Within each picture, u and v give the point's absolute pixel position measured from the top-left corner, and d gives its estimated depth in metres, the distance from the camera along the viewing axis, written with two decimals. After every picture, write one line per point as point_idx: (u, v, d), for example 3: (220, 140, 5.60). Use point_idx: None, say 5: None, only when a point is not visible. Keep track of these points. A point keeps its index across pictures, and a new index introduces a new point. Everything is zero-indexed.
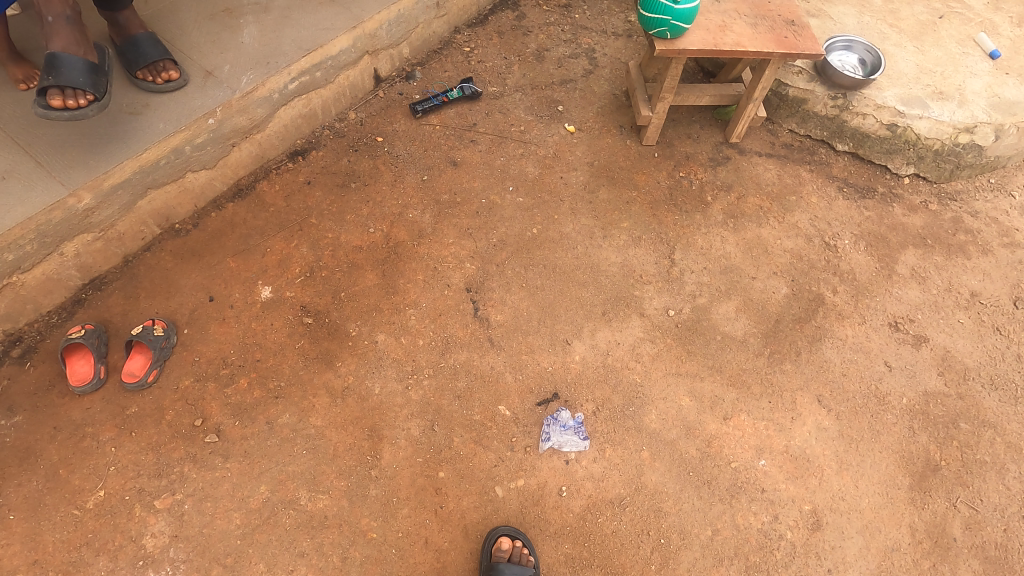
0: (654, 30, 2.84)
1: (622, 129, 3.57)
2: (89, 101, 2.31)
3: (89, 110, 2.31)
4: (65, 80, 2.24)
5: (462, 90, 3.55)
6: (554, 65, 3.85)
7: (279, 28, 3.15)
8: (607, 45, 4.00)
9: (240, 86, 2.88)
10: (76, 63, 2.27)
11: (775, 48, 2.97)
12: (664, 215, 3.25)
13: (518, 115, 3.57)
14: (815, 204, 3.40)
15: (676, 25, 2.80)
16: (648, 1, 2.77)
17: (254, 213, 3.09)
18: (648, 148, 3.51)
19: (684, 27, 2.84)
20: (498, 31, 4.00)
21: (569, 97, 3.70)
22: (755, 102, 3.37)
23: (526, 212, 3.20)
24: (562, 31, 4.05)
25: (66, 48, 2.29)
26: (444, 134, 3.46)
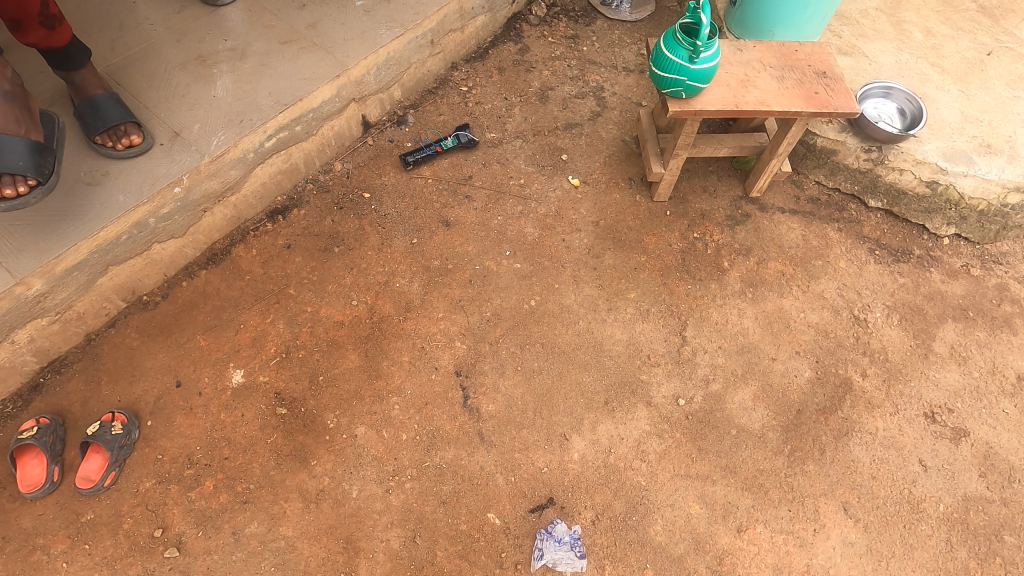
0: (668, 90, 2.54)
1: (632, 182, 3.27)
2: (31, 187, 2.08)
3: (31, 197, 2.08)
4: (3, 166, 1.97)
5: (457, 139, 3.28)
6: (558, 106, 3.54)
7: (255, 78, 2.88)
8: (617, 82, 3.68)
9: (210, 149, 2.63)
10: (16, 145, 2.01)
11: (804, 107, 2.65)
12: (676, 284, 2.97)
13: (518, 166, 3.29)
14: (843, 269, 3.09)
15: (693, 86, 2.50)
16: (662, 59, 2.48)
17: (229, 282, 2.85)
18: (660, 204, 3.21)
19: (701, 87, 2.53)
20: (498, 67, 3.69)
21: (574, 144, 3.40)
22: (779, 157, 3.04)
23: (524, 280, 2.93)
24: (568, 66, 3.73)
25: (5, 128, 2.04)
26: (437, 188, 3.19)
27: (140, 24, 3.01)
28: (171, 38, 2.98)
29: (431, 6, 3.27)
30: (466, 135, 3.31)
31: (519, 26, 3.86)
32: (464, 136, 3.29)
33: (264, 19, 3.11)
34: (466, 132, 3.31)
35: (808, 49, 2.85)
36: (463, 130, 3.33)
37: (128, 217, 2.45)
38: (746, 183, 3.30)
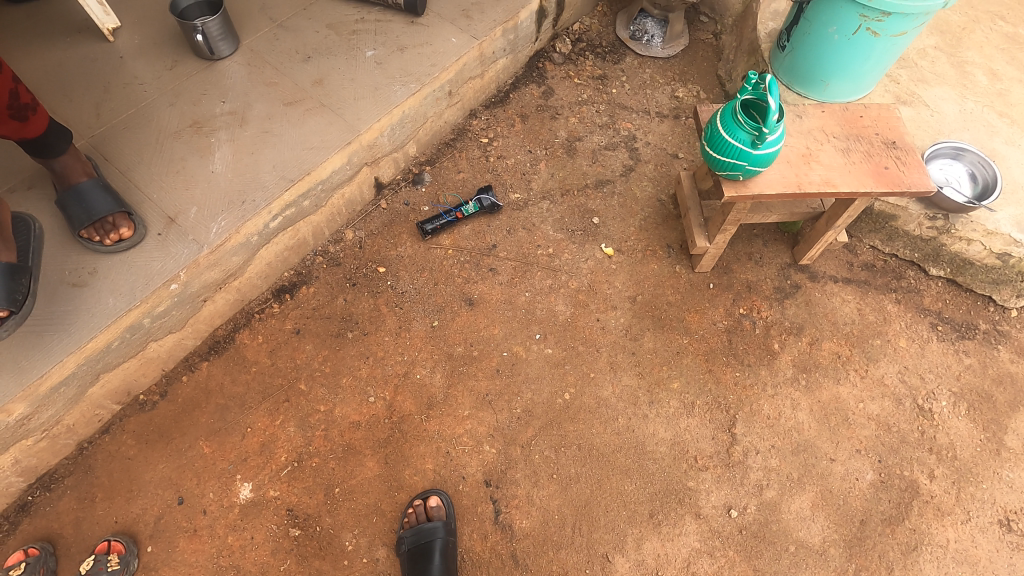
0: (723, 172, 2.22)
1: (671, 249, 2.99)
2: None
3: None
4: None
5: (478, 203, 2.99)
6: (587, 159, 3.24)
7: (257, 148, 2.59)
8: (650, 130, 3.37)
9: (209, 238, 2.35)
10: None
11: (874, 186, 2.34)
12: (723, 371, 2.71)
13: (546, 232, 3.00)
14: (903, 350, 2.83)
15: (753, 170, 2.16)
16: (717, 141, 2.16)
17: (233, 375, 2.59)
18: (702, 276, 2.93)
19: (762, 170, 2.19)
20: (520, 114, 3.38)
21: (607, 204, 3.10)
22: (837, 229, 2.75)
23: (557, 368, 2.67)
24: (597, 112, 3.42)
25: None
26: (458, 260, 2.91)
27: (128, 84, 2.70)
28: (163, 100, 2.67)
29: (449, 55, 2.96)
30: (489, 198, 3.01)
31: (542, 65, 3.54)
32: (487, 199, 3.00)
33: (265, 75, 2.80)
34: (488, 194, 3.02)
35: (874, 114, 2.53)
36: (485, 192, 3.03)
37: (120, 323, 2.18)
38: (796, 249, 3.02)
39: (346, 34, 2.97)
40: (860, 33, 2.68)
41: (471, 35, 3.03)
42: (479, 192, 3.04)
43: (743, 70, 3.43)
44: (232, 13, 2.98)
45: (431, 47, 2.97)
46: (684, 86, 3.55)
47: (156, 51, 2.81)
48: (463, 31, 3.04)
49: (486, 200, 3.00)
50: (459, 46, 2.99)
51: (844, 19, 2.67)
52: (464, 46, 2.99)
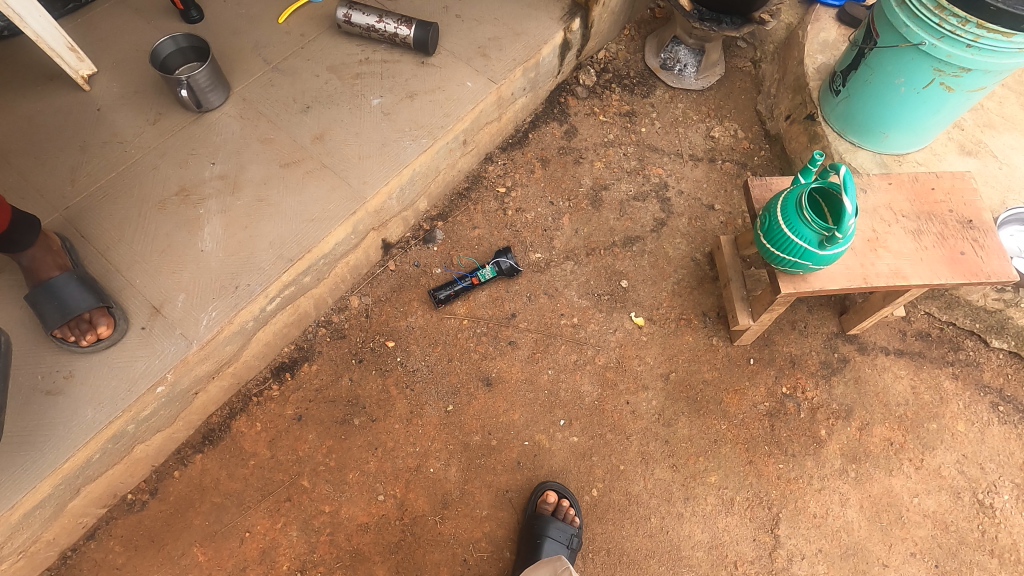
0: (782, 267, 1.96)
1: (707, 318, 2.73)
2: None
3: None
4: None
5: (497, 268, 2.71)
6: (614, 212, 2.95)
7: (252, 220, 2.32)
8: (682, 176, 3.07)
9: (199, 333, 2.10)
10: None
11: (950, 278, 2.06)
12: (764, 462, 2.47)
13: (570, 298, 2.74)
14: (962, 435, 2.58)
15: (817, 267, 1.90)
16: (775, 235, 1.89)
17: (229, 469, 2.37)
18: (741, 349, 2.68)
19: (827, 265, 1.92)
20: (541, 157, 3.07)
21: (636, 265, 2.83)
22: (896, 306, 2.48)
23: (583, 460, 2.45)
24: (624, 155, 3.11)
25: None
26: (474, 331, 2.65)
27: (107, 143, 2.42)
28: (146, 163, 2.39)
29: (464, 103, 2.65)
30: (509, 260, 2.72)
31: (564, 99, 3.22)
32: (506, 262, 2.71)
33: (259, 130, 2.50)
34: (509, 255, 2.72)
35: (947, 185, 2.23)
36: (505, 253, 2.73)
37: (100, 436, 1.96)
38: (844, 317, 2.75)
39: (349, 78, 2.66)
40: (932, 87, 2.36)
41: (488, 78, 2.72)
42: (498, 252, 2.75)
43: (787, 108, 3.10)
44: (222, 54, 2.68)
45: (443, 93, 2.66)
46: (719, 124, 3.23)
47: (138, 101, 2.52)
48: (479, 73, 2.73)
49: (506, 264, 2.71)
50: (475, 91, 2.69)
51: (913, 71, 2.35)
52: (480, 92, 2.69)
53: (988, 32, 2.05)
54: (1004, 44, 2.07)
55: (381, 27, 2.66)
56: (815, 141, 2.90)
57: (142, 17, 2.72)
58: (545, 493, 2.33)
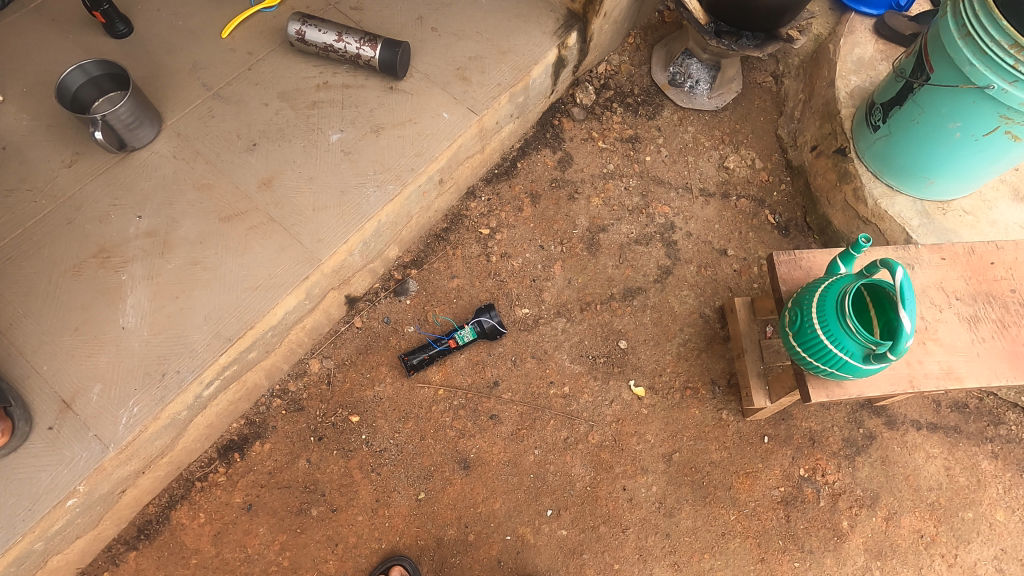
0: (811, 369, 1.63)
1: (716, 387, 2.40)
2: None
3: None
4: None
5: (478, 328, 2.35)
6: (613, 258, 2.59)
7: (185, 288, 1.96)
8: (691, 215, 2.70)
9: (117, 434, 1.77)
10: None
11: (1012, 379, 1.72)
12: (777, 560, 2.19)
13: (560, 363, 2.40)
14: (1001, 525, 2.29)
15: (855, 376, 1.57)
16: (806, 335, 1.56)
17: (168, 570, 2.07)
18: (754, 424, 2.36)
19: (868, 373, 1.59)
20: (531, 192, 2.69)
21: (637, 322, 2.48)
22: None
23: (572, 558, 2.16)
24: (625, 189, 2.73)
25: None
26: (450, 403, 2.33)
27: (13, 191, 2.04)
28: (59, 216, 2.02)
29: (439, 138, 2.27)
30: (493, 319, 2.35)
31: (558, 122, 2.82)
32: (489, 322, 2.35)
33: (196, 173, 2.13)
34: (492, 313, 2.35)
35: (1009, 258, 1.87)
36: (488, 310, 2.36)
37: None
38: None
39: (304, 108, 2.27)
40: (995, 135, 2.00)
41: (468, 108, 2.34)
42: (480, 308, 2.38)
43: (812, 137, 2.71)
44: (153, 77, 2.27)
45: (415, 127, 2.28)
46: (735, 152, 2.83)
47: (53, 138, 2.13)
48: (457, 101, 2.34)
49: (488, 324, 2.34)
50: (452, 124, 2.30)
51: (973, 114, 1.97)
52: (458, 125, 2.30)
53: None
54: None
55: (341, 46, 2.26)
56: (845, 180, 2.52)
57: (60, 30, 2.30)
58: None
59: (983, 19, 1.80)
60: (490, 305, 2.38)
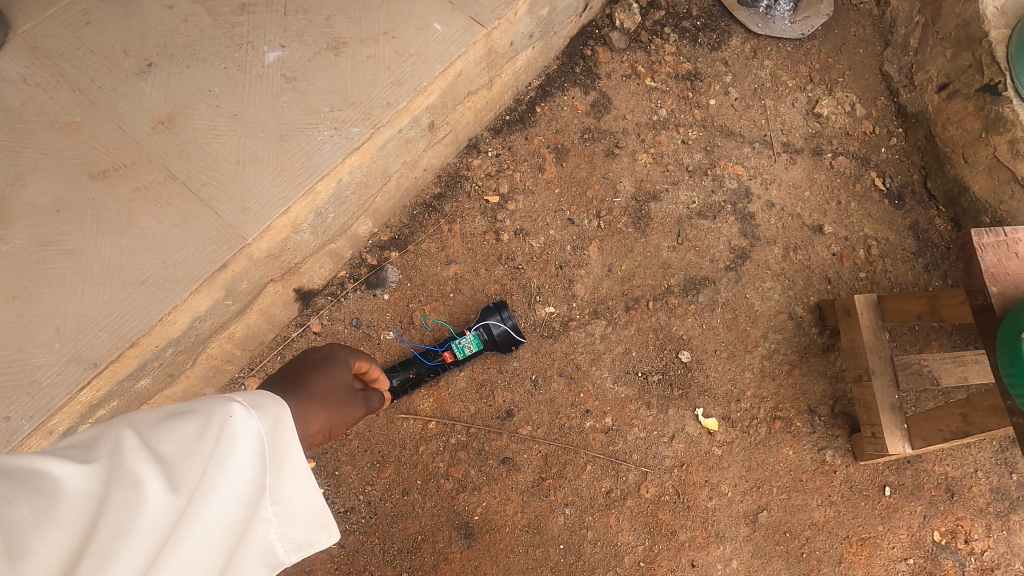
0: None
1: (816, 416, 1.73)
2: None
3: None
4: None
5: (483, 338, 1.63)
6: (669, 236, 1.89)
7: (27, 284, 1.26)
8: (772, 179, 1.99)
9: None
10: None
11: None
12: None
13: (600, 383, 1.72)
14: None
15: None
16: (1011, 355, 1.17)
17: None
18: (870, 470, 1.69)
19: None
20: (555, 146, 1.97)
21: (704, 326, 1.79)
22: None
23: None
24: (683, 143, 2.01)
25: None
26: (446, 441, 1.65)
27: None
28: None
29: (428, 61, 1.55)
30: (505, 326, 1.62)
31: (591, 51, 2.08)
32: (499, 329, 1.61)
33: (57, 108, 1.40)
34: (504, 317, 1.61)
35: None
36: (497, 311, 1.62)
37: None
38: None
39: (227, 13, 1.52)
40: None
41: (470, 18, 1.61)
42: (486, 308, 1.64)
43: (940, 72, 1.99)
44: None
45: (393, 43, 1.55)
46: (828, 94, 2.11)
47: None
48: (454, 8, 1.60)
49: (499, 332, 1.62)
50: (448, 40, 1.57)
51: None
52: (455, 43, 1.58)
53: None
54: None
55: None
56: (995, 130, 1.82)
57: None
58: None
59: None
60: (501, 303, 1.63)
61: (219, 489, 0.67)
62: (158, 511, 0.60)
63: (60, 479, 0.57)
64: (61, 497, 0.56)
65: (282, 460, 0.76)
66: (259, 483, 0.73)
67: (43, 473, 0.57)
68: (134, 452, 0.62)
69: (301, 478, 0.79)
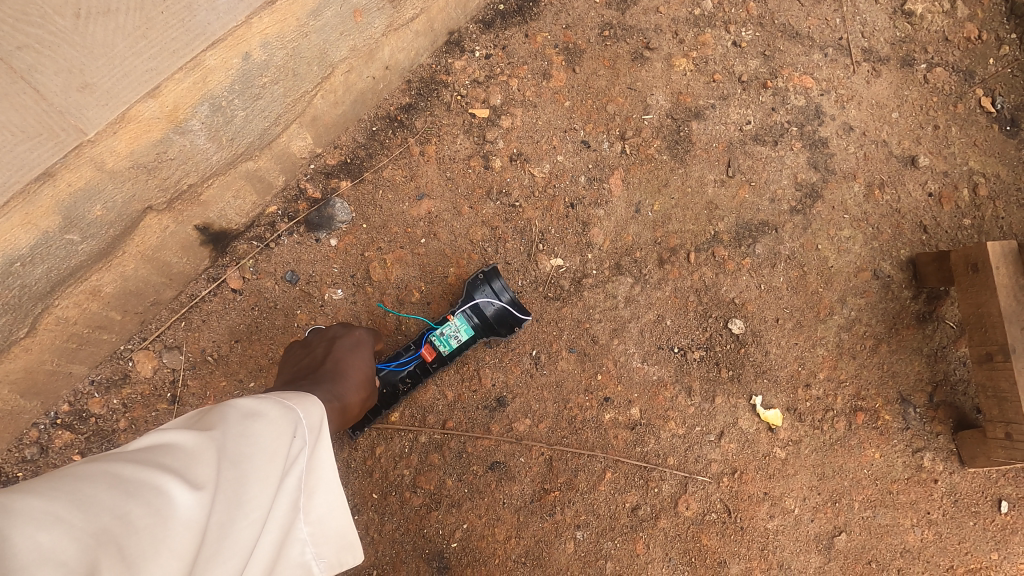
0: None
1: (912, 409, 1.29)
2: None
3: None
4: None
5: (474, 323, 1.17)
6: (716, 168, 1.41)
7: None
8: (850, 95, 1.51)
9: None
10: None
11: None
12: None
13: (624, 361, 1.26)
14: None
15: None
16: None
17: None
18: (981, 479, 1.27)
19: None
20: (564, 45, 1.47)
21: (763, 287, 1.34)
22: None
23: None
24: (734, 45, 1.51)
25: None
26: (414, 440, 1.20)
27: None
28: None
29: None
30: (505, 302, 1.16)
31: None
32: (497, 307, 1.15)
33: None
34: (501, 291, 1.15)
35: None
36: (489, 282, 1.16)
37: None
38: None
39: None
40: None
41: None
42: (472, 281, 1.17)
43: None
44: None
45: None
46: None
47: None
48: None
49: (496, 311, 1.15)
50: None
51: None
52: None
53: None
54: None
55: None
56: None
57: None
58: None
59: None
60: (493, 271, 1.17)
61: (281, 508, 0.65)
62: (247, 536, 0.58)
63: (173, 501, 0.52)
64: (176, 523, 0.51)
65: (325, 478, 0.74)
66: (294, 507, 0.68)
67: (162, 491, 0.52)
68: (222, 472, 0.58)
69: (336, 500, 0.76)
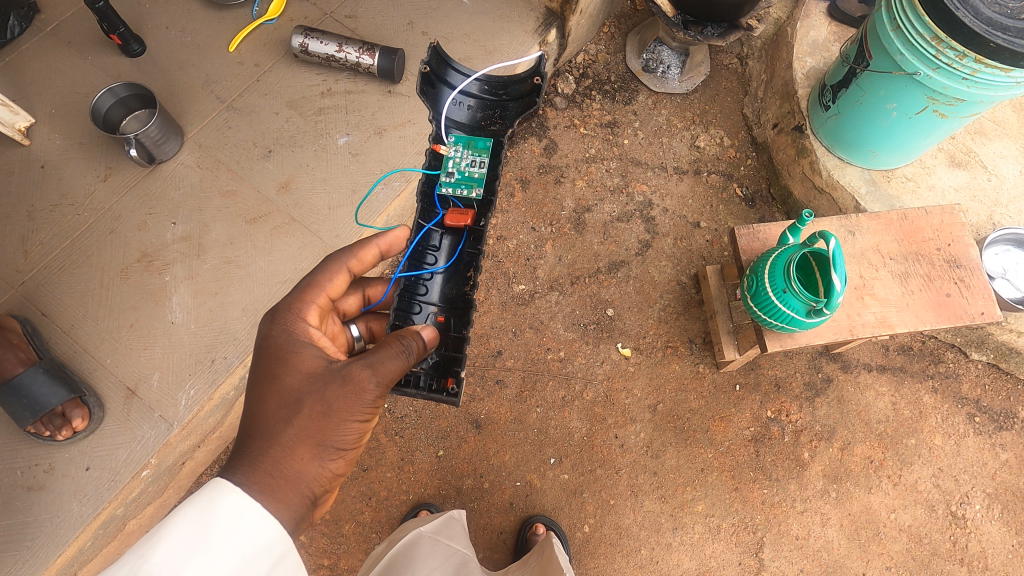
0: (779, 304, 1.82)
1: (694, 344, 2.73)
2: (48, 431, 1.94)
3: (48, 433, 1.94)
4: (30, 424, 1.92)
5: (464, 134, 1.90)
6: (598, 235, 2.85)
7: (222, 286, 2.22)
8: (668, 192, 2.96)
9: (179, 414, 2.06)
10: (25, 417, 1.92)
11: (935, 325, 2.05)
12: (749, 489, 2.56)
13: (556, 331, 2.70)
14: (939, 448, 2.66)
15: (804, 317, 1.79)
16: (776, 271, 1.83)
17: None
18: (726, 374, 2.70)
19: (814, 320, 1.79)
20: (521, 178, 2.92)
21: (622, 291, 2.78)
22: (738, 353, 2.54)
23: (573, 497, 2.51)
24: (606, 170, 2.97)
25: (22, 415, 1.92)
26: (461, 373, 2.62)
27: (56, 206, 2.26)
28: (101, 227, 2.25)
29: None
30: (480, 87, 1.92)
31: (542, 111, 3.04)
32: (482, 89, 1.93)
33: (220, 181, 2.36)
34: (470, 70, 1.91)
35: (936, 221, 2.18)
36: (446, 90, 1.92)
37: (90, 529, 1.94)
38: (799, 358, 2.74)
39: (312, 115, 2.49)
40: (925, 113, 2.25)
41: None
42: (431, 101, 1.89)
43: (774, 115, 2.99)
44: (168, 95, 2.46)
45: (414, 127, 2.50)
46: (705, 131, 3.09)
47: (85, 155, 2.32)
48: None
49: (480, 105, 1.93)
50: None
51: (905, 97, 2.24)
52: None
53: (986, 66, 1.92)
54: (1002, 79, 1.94)
55: (342, 56, 2.45)
56: (804, 155, 2.82)
57: (75, 51, 2.49)
58: (535, 525, 2.42)
59: (909, 14, 2.03)
60: (439, 70, 1.90)
61: None
62: None
63: None
64: None
65: None
66: None
67: None
68: None
69: None
